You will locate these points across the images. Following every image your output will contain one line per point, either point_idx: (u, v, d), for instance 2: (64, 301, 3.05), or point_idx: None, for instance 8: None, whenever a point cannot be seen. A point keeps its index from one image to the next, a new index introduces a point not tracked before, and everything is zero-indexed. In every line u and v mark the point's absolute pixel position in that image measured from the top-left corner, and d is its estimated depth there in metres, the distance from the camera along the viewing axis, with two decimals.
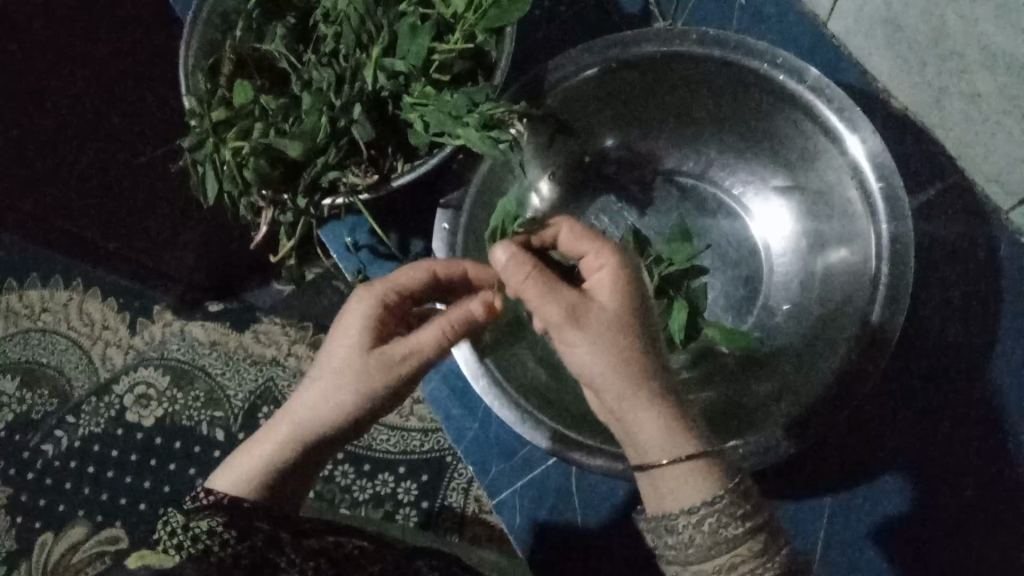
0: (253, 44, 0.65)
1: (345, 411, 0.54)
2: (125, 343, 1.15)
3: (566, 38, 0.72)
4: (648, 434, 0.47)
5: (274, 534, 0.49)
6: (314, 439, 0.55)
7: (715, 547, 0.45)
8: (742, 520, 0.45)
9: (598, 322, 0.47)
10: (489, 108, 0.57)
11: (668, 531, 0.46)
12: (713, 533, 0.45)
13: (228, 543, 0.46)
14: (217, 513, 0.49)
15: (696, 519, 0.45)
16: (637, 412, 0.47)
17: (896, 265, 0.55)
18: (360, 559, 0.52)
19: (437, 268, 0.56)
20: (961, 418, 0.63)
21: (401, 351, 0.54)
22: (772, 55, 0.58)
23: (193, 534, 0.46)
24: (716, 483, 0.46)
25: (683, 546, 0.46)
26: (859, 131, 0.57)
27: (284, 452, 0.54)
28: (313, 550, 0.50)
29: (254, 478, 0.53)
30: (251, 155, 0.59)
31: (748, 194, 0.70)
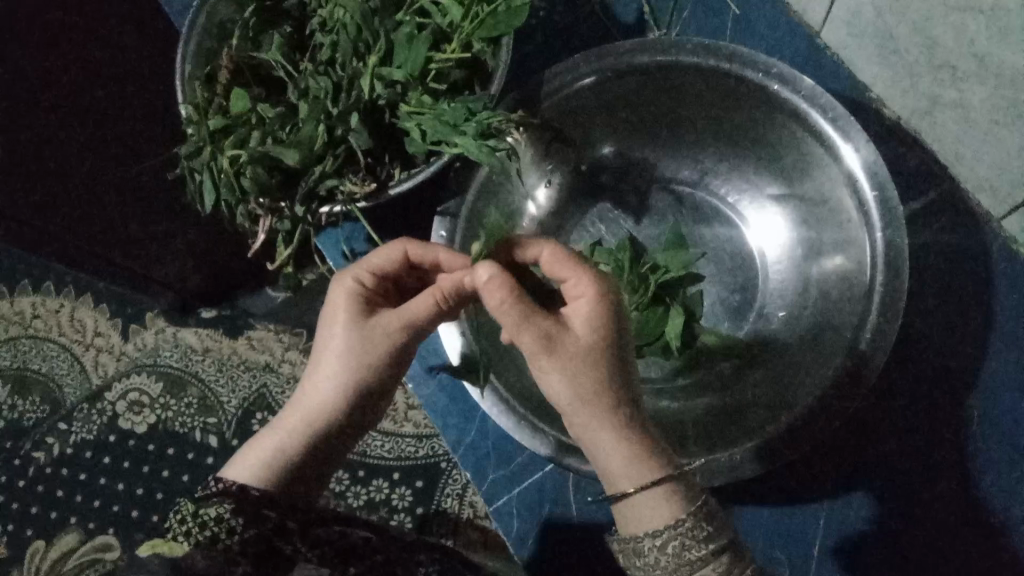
0: (250, 52, 0.65)
1: (346, 391, 0.56)
2: (117, 349, 1.15)
3: (562, 47, 0.72)
4: (616, 463, 0.49)
5: (281, 525, 0.51)
6: (321, 424, 0.56)
7: (678, 570, 0.47)
8: (706, 541, 0.47)
9: (571, 357, 0.48)
10: (487, 117, 0.57)
11: (636, 553, 0.49)
12: (676, 556, 0.47)
13: (235, 533, 0.50)
14: (225, 499, 0.51)
15: (660, 542, 0.48)
16: (601, 440, 0.49)
17: (892, 273, 0.56)
18: (363, 551, 0.53)
19: (410, 248, 0.57)
20: (955, 423, 0.64)
21: (392, 325, 0.55)
22: (767, 65, 0.58)
23: (203, 524, 0.52)
24: (680, 507, 0.48)
25: (650, 567, 0.48)
26: (853, 140, 0.57)
27: (292, 440, 0.56)
28: (320, 539, 0.52)
29: (264, 467, 0.54)
30: (248, 164, 0.59)
31: (743, 202, 0.70)
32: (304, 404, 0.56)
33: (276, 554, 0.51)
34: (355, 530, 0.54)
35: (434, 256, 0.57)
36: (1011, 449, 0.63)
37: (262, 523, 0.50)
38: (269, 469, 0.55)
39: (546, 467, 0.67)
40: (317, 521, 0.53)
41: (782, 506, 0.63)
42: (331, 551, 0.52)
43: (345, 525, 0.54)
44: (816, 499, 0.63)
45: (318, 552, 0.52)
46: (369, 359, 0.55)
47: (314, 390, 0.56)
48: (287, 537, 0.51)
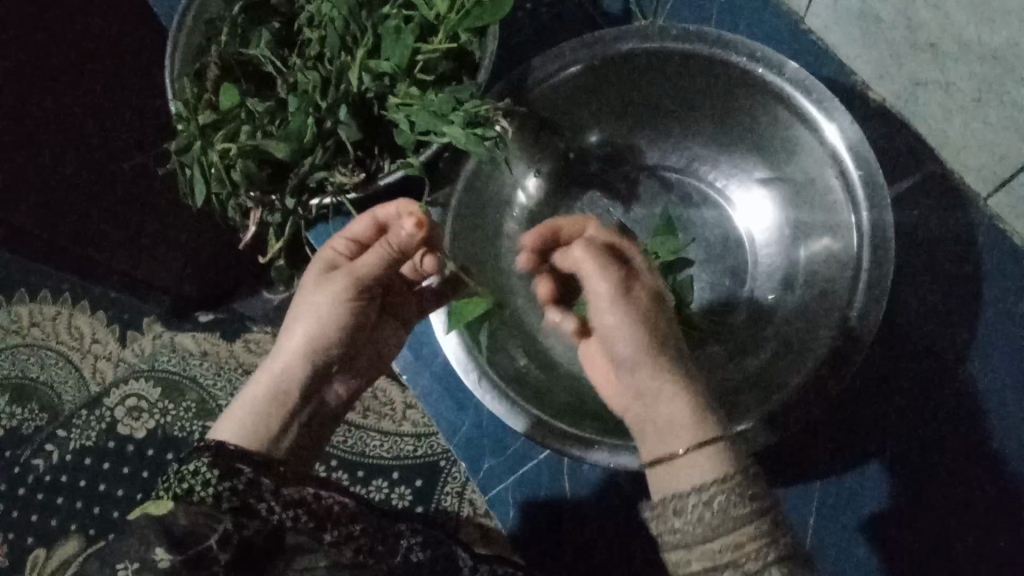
0: (239, 49, 0.66)
1: (311, 349, 0.59)
2: (115, 356, 1.15)
3: (548, 39, 0.73)
4: (679, 422, 0.49)
5: (255, 481, 0.51)
6: (289, 386, 0.58)
7: (724, 524, 0.44)
8: (751, 500, 0.45)
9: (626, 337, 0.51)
10: (474, 105, 0.58)
11: (674, 513, 0.46)
12: (724, 511, 0.45)
13: (209, 485, 0.49)
14: (204, 453, 0.51)
15: (708, 497, 0.45)
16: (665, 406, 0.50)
17: (877, 251, 0.56)
18: (339, 518, 0.53)
19: (376, 212, 0.58)
20: (945, 404, 0.64)
21: (347, 277, 0.59)
22: (750, 50, 0.59)
23: (180, 476, 0.50)
24: (728, 466, 0.46)
25: (690, 531, 0.45)
26: (836, 121, 0.58)
27: (265, 397, 0.57)
28: (295, 500, 0.52)
29: (239, 424, 0.55)
30: (239, 156, 0.60)
31: (731, 186, 0.71)
32: (273, 364, 0.58)
33: (251, 511, 0.50)
34: (328, 494, 0.53)
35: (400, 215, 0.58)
36: (1005, 429, 0.63)
37: (235, 478, 0.50)
38: (249, 429, 0.55)
39: (539, 455, 0.68)
40: (291, 483, 0.52)
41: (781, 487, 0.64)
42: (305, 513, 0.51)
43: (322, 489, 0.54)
44: (809, 480, 0.64)
45: (291, 513, 0.51)
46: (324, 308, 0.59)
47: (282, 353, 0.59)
48: (259, 494, 0.51)
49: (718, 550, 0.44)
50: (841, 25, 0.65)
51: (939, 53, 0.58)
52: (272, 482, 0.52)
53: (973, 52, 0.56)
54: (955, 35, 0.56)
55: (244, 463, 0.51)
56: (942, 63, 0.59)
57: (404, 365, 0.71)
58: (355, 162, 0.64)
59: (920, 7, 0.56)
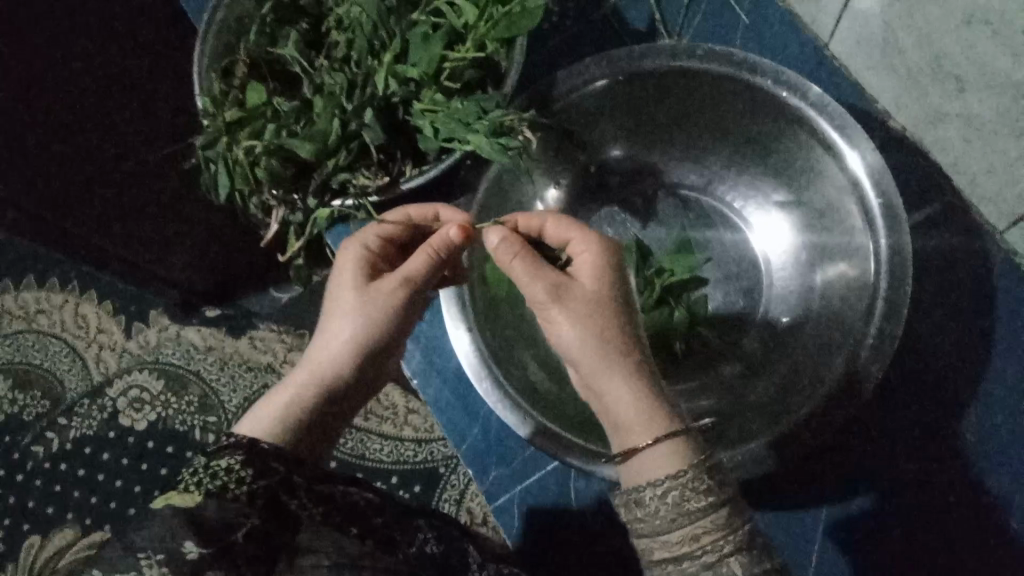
0: (267, 48, 0.67)
1: (353, 348, 0.56)
2: (119, 346, 1.16)
3: (572, 53, 0.73)
4: (628, 407, 0.48)
5: (287, 478, 0.51)
6: (331, 385, 0.56)
7: (677, 519, 0.45)
8: (706, 494, 0.46)
9: (575, 301, 0.50)
10: (498, 115, 0.58)
11: (636, 505, 0.47)
12: (677, 506, 0.46)
13: (243, 484, 0.48)
14: (237, 450, 0.51)
15: (661, 491, 0.46)
16: (620, 391, 0.49)
17: (894, 279, 0.56)
18: (365, 512, 0.55)
19: (411, 210, 0.60)
20: (952, 434, 0.64)
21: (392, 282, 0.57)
22: (776, 73, 0.59)
23: (211, 472, 0.49)
24: (685, 459, 0.47)
25: (649, 522, 0.46)
26: (859, 148, 0.58)
27: (308, 395, 0.55)
28: (325, 496, 0.53)
29: (280, 422, 0.53)
30: (263, 154, 0.60)
31: (748, 208, 0.71)
32: (316, 359, 0.56)
33: (282, 507, 0.50)
34: (357, 491, 0.55)
35: (434, 213, 0.61)
36: (1009, 462, 0.63)
37: (270, 475, 0.50)
38: (283, 425, 0.53)
39: (547, 467, 0.68)
40: (322, 480, 0.53)
41: (792, 509, 0.64)
42: (334, 510, 0.53)
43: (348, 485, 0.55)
44: (812, 503, 0.64)
45: (320, 510, 0.52)
46: (377, 313, 0.56)
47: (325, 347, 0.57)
48: (291, 491, 0.51)
49: (673, 543, 0.46)
50: (864, 53, 0.66)
51: (963, 83, 0.59)
52: (303, 479, 0.52)
53: (997, 84, 0.56)
54: (981, 67, 0.56)
55: (277, 461, 0.51)
56: (966, 94, 0.59)
57: (415, 370, 0.71)
58: (378, 166, 0.64)
59: (945, 38, 0.57)
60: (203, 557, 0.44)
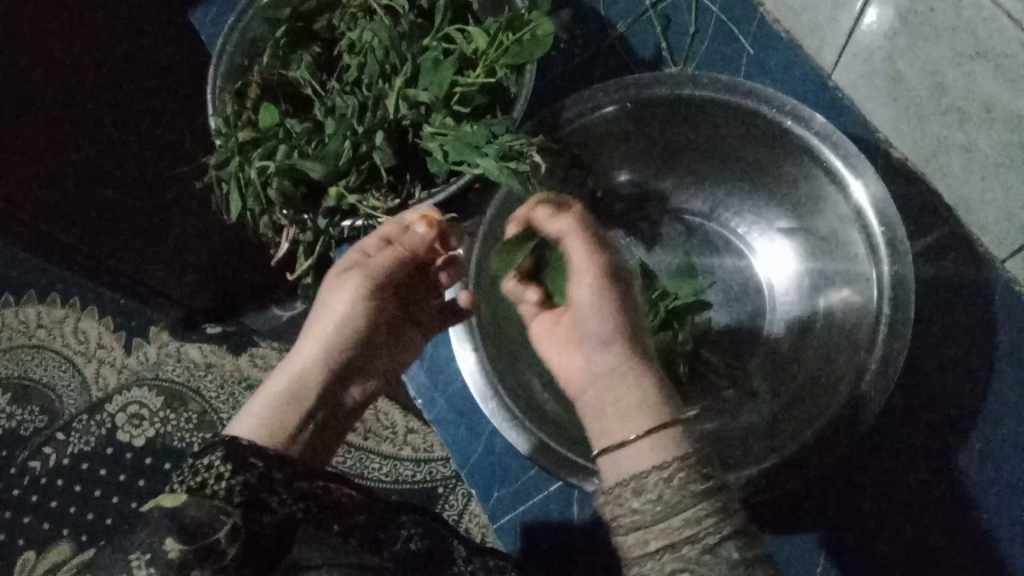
0: (280, 71, 0.68)
1: (327, 351, 0.63)
2: (119, 363, 1.16)
3: (580, 80, 0.75)
4: (638, 403, 0.54)
5: (267, 475, 0.53)
6: (308, 383, 0.62)
7: (681, 500, 0.47)
8: (706, 478, 0.48)
9: (618, 285, 0.59)
10: (508, 139, 0.59)
11: (634, 495, 0.49)
12: (681, 488, 0.48)
13: (223, 478, 0.51)
14: (218, 446, 0.53)
15: (667, 475, 0.48)
16: (630, 393, 0.55)
17: (897, 306, 0.57)
18: (347, 509, 0.55)
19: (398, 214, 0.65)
20: (952, 460, 0.65)
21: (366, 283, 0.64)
22: (780, 102, 0.60)
23: (196, 469, 0.52)
24: (681, 446, 0.50)
25: (648, 508, 0.48)
26: (862, 176, 0.59)
27: (285, 392, 0.61)
28: (305, 493, 0.54)
29: (261, 420, 0.59)
30: (275, 175, 0.61)
31: (753, 234, 0.72)
32: (294, 364, 0.63)
33: (264, 505, 0.51)
34: (339, 487, 0.55)
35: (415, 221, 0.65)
36: (1010, 487, 0.64)
37: (251, 467, 0.52)
38: (267, 427, 0.59)
39: (549, 487, 0.68)
40: (302, 476, 0.54)
41: (786, 535, 0.65)
42: (315, 505, 0.54)
43: (330, 480, 0.56)
44: (811, 528, 0.65)
45: (302, 505, 0.53)
46: (343, 310, 0.64)
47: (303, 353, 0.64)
48: (271, 488, 0.52)
49: (674, 527, 0.47)
50: (866, 85, 0.68)
51: None
52: (283, 475, 0.53)
53: None
54: None
55: (255, 457, 0.53)
56: None
57: (420, 390, 0.72)
58: (387, 188, 0.65)
59: None
60: (184, 556, 0.48)
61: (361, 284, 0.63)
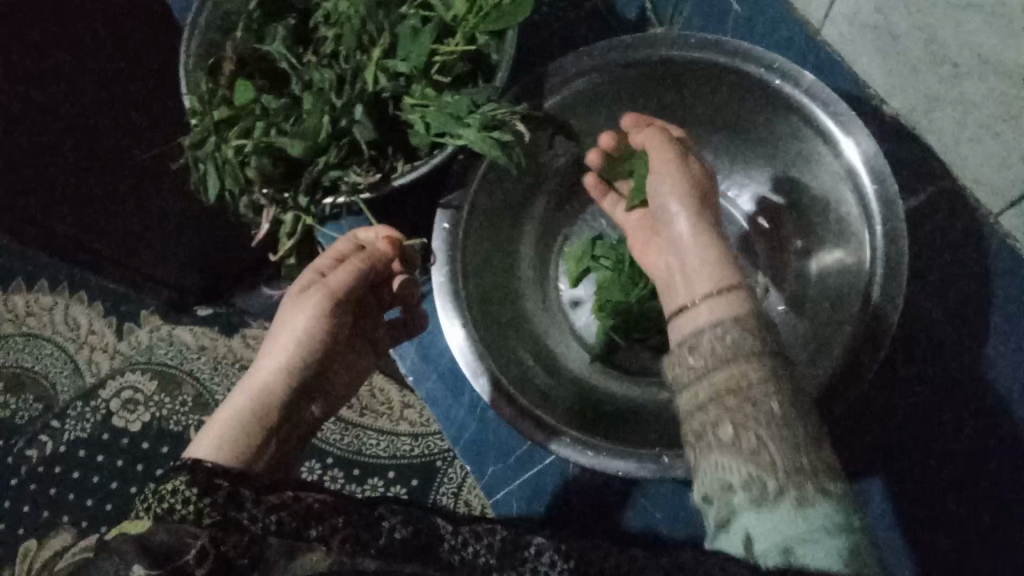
0: (254, 45, 0.66)
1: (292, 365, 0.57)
2: (110, 348, 1.14)
3: (565, 45, 0.73)
4: (698, 265, 0.54)
5: (234, 493, 0.47)
6: (271, 406, 0.55)
7: (734, 354, 0.47)
8: (757, 340, 0.47)
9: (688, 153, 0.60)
10: (489, 109, 0.58)
11: (690, 351, 0.49)
12: (735, 345, 0.47)
13: (190, 503, 0.46)
14: (181, 470, 0.48)
15: (721, 335, 0.48)
16: (688, 248, 0.56)
17: (890, 267, 0.56)
18: (320, 511, 0.46)
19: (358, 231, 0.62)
20: (944, 418, 0.66)
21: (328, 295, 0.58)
22: (769, 60, 0.59)
23: (158, 495, 0.46)
24: (742, 302, 0.50)
25: (702, 363, 0.48)
26: (853, 135, 0.58)
27: (248, 419, 0.54)
28: (274, 504, 0.46)
29: (225, 444, 0.52)
30: (253, 153, 0.60)
31: (742, 197, 0.71)
32: (255, 380, 0.56)
33: (231, 525, 0.45)
34: (309, 491, 0.47)
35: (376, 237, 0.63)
36: (1002, 440, 0.65)
37: (215, 488, 0.46)
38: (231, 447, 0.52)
39: (545, 461, 0.68)
40: (269, 488, 0.47)
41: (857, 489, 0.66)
42: (289, 514, 0.46)
43: (301, 488, 0.47)
44: None
45: (274, 517, 0.46)
46: (309, 327, 0.57)
47: (263, 370, 0.57)
48: (241, 505, 0.46)
49: (727, 377, 0.47)
50: (858, 38, 0.66)
51: (957, 68, 0.59)
52: (250, 491, 0.47)
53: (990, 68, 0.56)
54: (976, 53, 0.57)
55: (220, 478, 0.47)
56: (960, 78, 0.59)
57: (411, 367, 0.71)
58: (369, 162, 0.63)
59: (939, 23, 0.57)
60: None
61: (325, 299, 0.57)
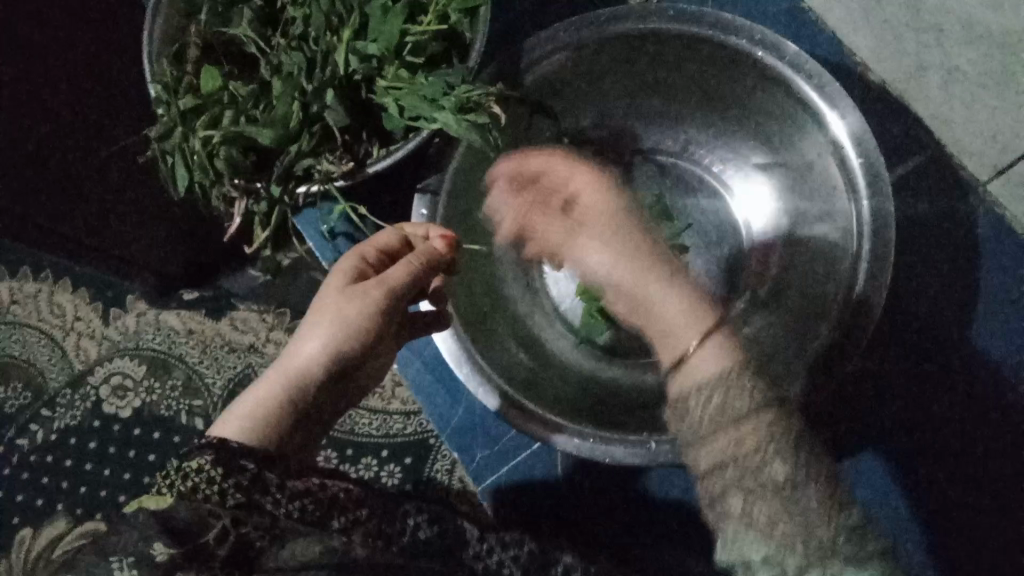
0: (219, 28, 0.63)
1: (329, 356, 0.54)
2: (99, 334, 1.10)
3: (544, 16, 0.70)
4: (684, 326, 0.59)
5: (258, 476, 0.48)
6: (305, 393, 0.54)
7: (720, 421, 0.52)
8: (750, 397, 0.52)
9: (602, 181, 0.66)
10: (465, 90, 0.56)
11: (682, 411, 0.54)
12: (721, 409, 0.52)
13: (214, 483, 0.47)
14: (206, 449, 0.49)
15: (709, 401, 0.53)
16: (658, 301, 0.61)
17: (877, 243, 0.55)
18: (346, 504, 0.51)
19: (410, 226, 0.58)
20: (939, 390, 0.65)
21: (377, 293, 0.54)
22: (749, 32, 0.57)
23: (186, 473, 0.48)
24: (727, 356, 0.55)
25: (695, 428, 0.53)
26: (838, 108, 0.56)
27: (277, 404, 0.53)
28: (297, 492, 0.49)
29: (254, 425, 0.51)
30: (222, 144, 0.58)
31: (728, 172, 0.70)
32: (291, 361, 0.55)
33: (256, 509, 0.48)
34: (336, 483, 0.52)
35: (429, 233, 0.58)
36: (997, 408, 0.65)
37: (243, 474, 0.48)
38: (258, 428, 0.51)
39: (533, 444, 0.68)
40: (296, 475, 0.50)
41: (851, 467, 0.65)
42: (313, 504, 0.49)
43: (326, 477, 0.52)
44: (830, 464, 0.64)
45: (298, 506, 0.49)
46: (350, 321, 0.54)
47: (300, 353, 0.55)
48: (265, 489, 0.48)
49: (726, 445, 0.51)
50: None
51: None
52: (275, 476, 0.49)
53: None
54: None
55: (245, 460, 0.48)
56: None
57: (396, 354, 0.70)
58: (342, 148, 0.62)
59: None
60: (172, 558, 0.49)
61: (372, 299, 0.54)
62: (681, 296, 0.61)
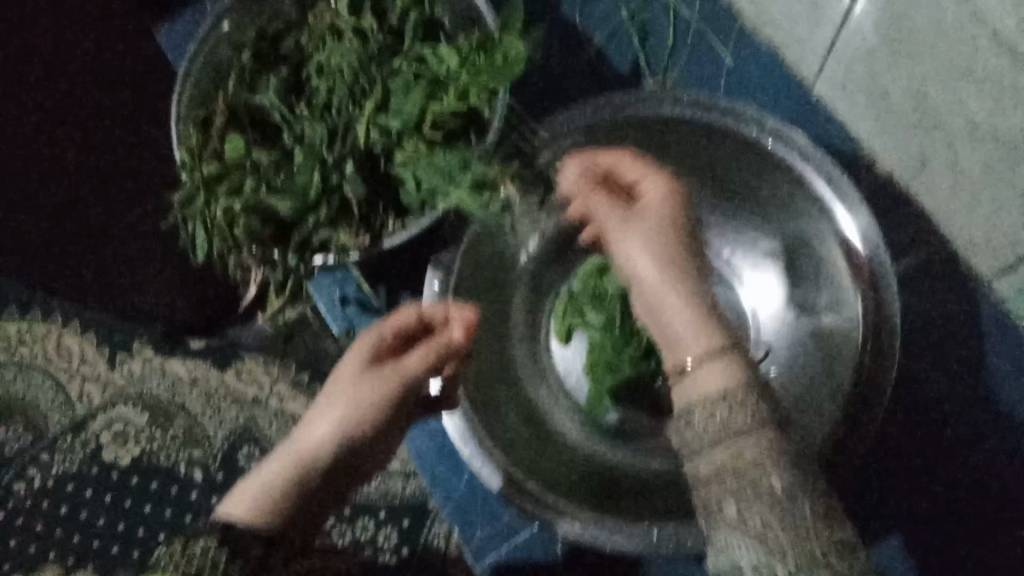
0: (246, 96, 0.65)
1: (340, 437, 0.58)
2: (103, 377, 1.00)
3: (561, 96, 0.72)
4: (692, 331, 0.54)
5: (264, 561, 0.51)
6: (316, 471, 0.57)
7: (721, 434, 0.49)
8: (754, 411, 0.49)
9: (648, 212, 0.57)
10: (481, 169, 0.58)
11: (685, 422, 0.51)
12: (723, 424, 0.49)
13: (218, 565, 0.49)
14: (212, 532, 0.51)
15: (710, 407, 0.50)
16: (669, 327, 0.55)
17: (881, 335, 0.58)
18: None
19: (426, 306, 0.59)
20: (942, 482, 0.65)
21: (388, 377, 0.59)
22: (760, 123, 0.59)
23: (189, 554, 0.49)
24: (731, 374, 0.51)
25: (696, 439, 0.50)
26: (847, 199, 0.58)
27: (286, 485, 0.56)
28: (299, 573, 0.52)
29: (261, 507, 0.54)
30: (242, 212, 0.60)
31: (738, 260, 0.68)
32: (303, 441, 0.58)
33: None
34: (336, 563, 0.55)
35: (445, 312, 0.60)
36: (998, 502, 0.65)
37: (247, 554, 0.50)
38: (266, 508, 0.54)
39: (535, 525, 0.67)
40: (301, 555, 0.53)
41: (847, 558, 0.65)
42: None
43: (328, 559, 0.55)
44: None
45: None
46: (361, 405, 0.58)
47: (312, 434, 0.59)
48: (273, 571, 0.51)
49: (726, 456, 0.49)
50: (846, 98, 0.68)
51: None
52: (279, 560, 0.52)
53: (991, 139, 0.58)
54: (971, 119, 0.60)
55: (252, 545, 0.51)
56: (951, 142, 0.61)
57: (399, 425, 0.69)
58: (360, 222, 0.63)
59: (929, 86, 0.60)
60: None
61: (382, 384, 0.58)
62: (696, 317, 0.55)
